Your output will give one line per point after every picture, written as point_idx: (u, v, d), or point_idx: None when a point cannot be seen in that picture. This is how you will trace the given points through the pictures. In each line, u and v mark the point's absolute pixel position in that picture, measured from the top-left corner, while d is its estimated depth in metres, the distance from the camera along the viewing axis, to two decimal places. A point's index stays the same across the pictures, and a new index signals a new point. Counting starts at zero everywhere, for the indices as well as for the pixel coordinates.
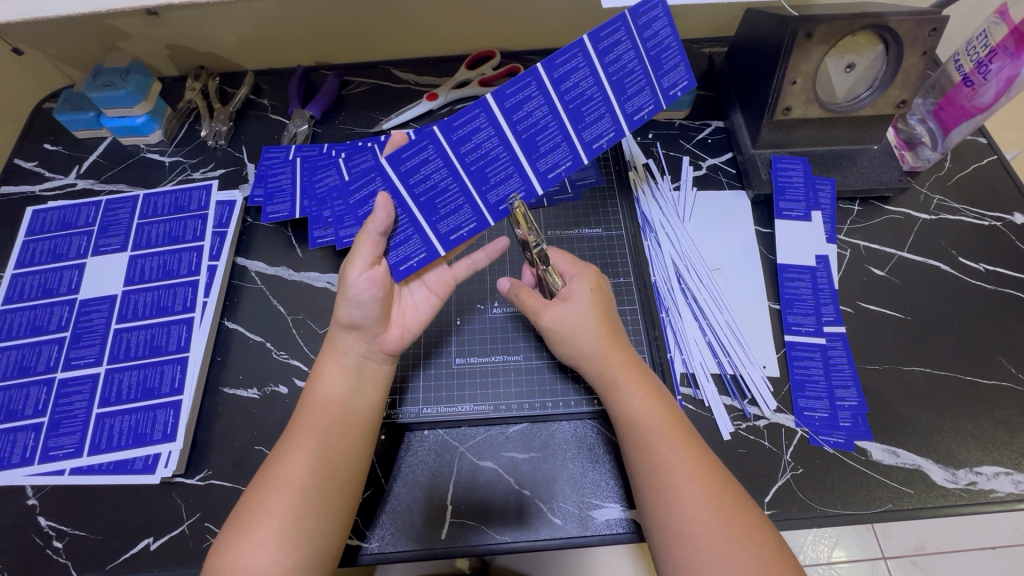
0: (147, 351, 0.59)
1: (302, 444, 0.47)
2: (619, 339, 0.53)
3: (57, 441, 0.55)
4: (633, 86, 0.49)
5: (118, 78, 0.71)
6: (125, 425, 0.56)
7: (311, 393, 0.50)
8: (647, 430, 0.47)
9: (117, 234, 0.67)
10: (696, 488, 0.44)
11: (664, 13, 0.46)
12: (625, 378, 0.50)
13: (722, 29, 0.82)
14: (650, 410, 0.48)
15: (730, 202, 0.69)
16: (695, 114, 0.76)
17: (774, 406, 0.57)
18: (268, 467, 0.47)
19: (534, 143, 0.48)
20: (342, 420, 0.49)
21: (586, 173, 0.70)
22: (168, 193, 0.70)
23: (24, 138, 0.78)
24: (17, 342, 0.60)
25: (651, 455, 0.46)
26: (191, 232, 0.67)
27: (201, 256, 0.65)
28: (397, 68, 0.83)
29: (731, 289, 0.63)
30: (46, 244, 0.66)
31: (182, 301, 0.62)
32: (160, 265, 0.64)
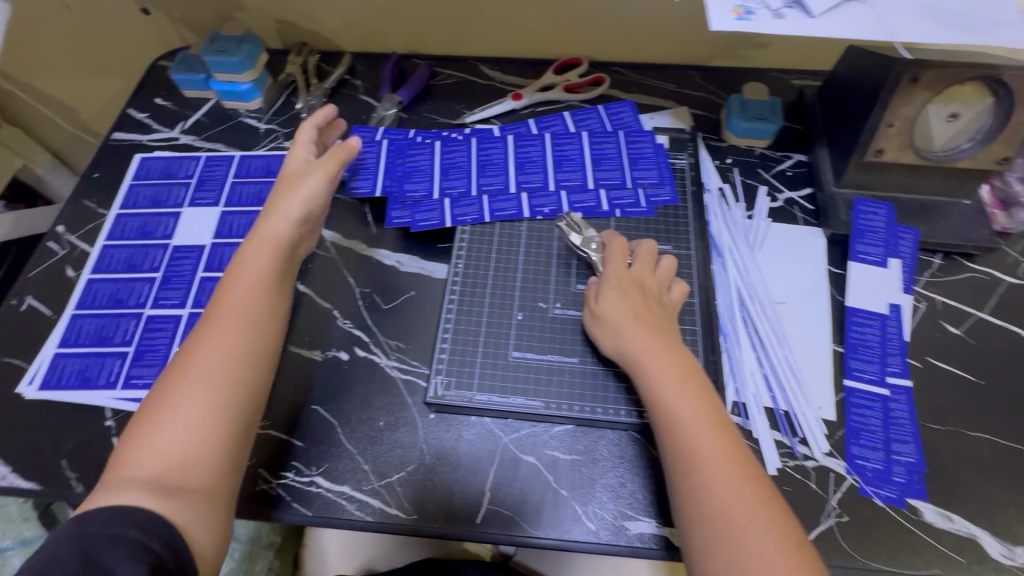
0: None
1: (209, 341, 0.49)
2: (656, 327, 0.53)
3: (138, 370, 0.60)
4: (608, 165, 0.67)
5: (232, 45, 0.76)
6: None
7: (225, 284, 0.52)
8: (681, 419, 0.48)
9: (212, 189, 0.71)
10: (727, 472, 0.44)
11: (630, 110, 0.72)
12: (661, 368, 0.50)
13: (814, 63, 0.81)
14: (683, 396, 0.49)
15: (805, 236, 0.68)
16: (777, 145, 0.76)
17: (826, 449, 0.56)
18: (185, 355, 0.49)
19: (486, 165, 0.68)
20: (243, 315, 0.50)
21: (660, 190, 0.66)
22: (261, 157, 0.74)
23: (138, 90, 0.85)
24: (114, 276, 0.66)
25: (682, 439, 0.47)
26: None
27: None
28: (486, 64, 0.85)
29: (794, 324, 0.62)
30: (148, 190, 0.72)
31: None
32: (247, 223, 0.69)
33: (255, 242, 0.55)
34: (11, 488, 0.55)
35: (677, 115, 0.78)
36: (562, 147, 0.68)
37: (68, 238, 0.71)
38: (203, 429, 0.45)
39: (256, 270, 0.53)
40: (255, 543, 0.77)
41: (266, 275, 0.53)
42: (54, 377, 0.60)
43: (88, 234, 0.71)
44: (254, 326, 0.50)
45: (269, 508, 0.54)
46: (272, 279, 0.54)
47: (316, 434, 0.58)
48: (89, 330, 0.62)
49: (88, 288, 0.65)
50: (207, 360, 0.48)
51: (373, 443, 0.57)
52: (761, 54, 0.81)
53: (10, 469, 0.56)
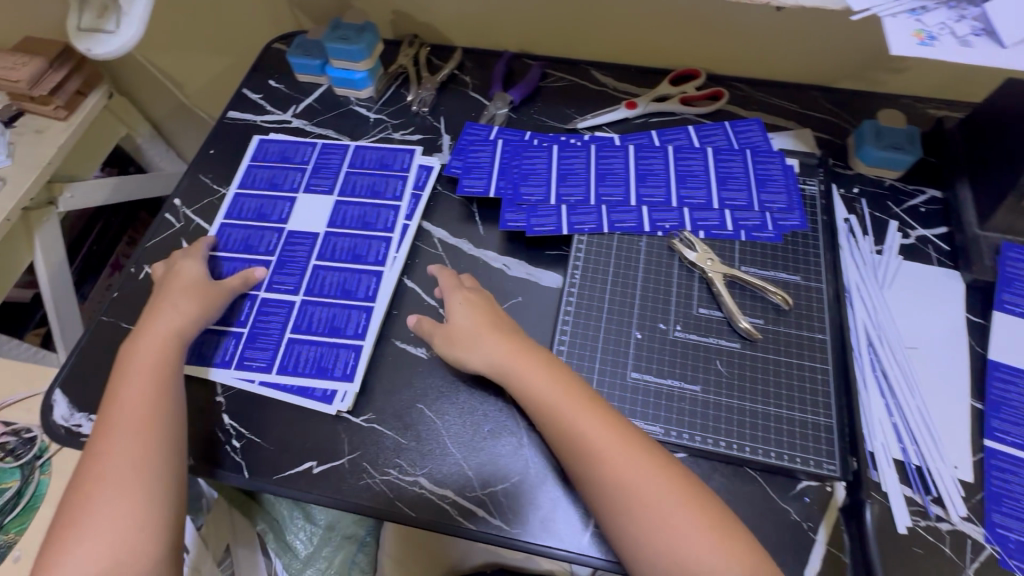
0: (337, 292, 0.64)
1: (112, 439, 0.50)
2: (483, 318, 0.58)
3: (251, 352, 0.61)
4: (734, 185, 0.65)
5: (353, 34, 0.77)
6: (310, 354, 0.60)
7: (123, 385, 0.53)
8: (543, 407, 0.52)
9: (327, 177, 0.72)
10: (643, 477, 0.47)
11: (759, 129, 0.70)
12: (570, 405, 0.51)
13: (954, 92, 0.75)
14: (547, 387, 0.52)
15: (941, 279, 0.63)
16: (910, 177, 0.71)
17: (963, 513, 0.51)
18: (93, 464, 0.49)
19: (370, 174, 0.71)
20: (144, 407, 0.52)
21: (789, 214, 0.64)
22: (375, 148, 0.74)
23: (254, 70, 0.86)
24: (231, 255, 0.67)
25: (589, 443, 0.49)
26: (390, 190, 0.71)
27: (400, 215, 0.69)
28: (598, 69, 0.83)
29: (928, 373, 0.58)
30: (264, 172, 0.73)
31: (377, 254, 0.66)
32: (360, 215, 0.69)
33: (140, 338, 0.56)
34: None
35: (800, 137, 0.74)
36: (688, 164, 0.67)
37: (184, 211, 0.73)
38: (134, 525, 0.47)
39: (149, 361, 0.55)
40: (340, 533, 0.77)
41: (166, 363, 0.55)
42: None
43: (202, 210, 0.73)
44: (157, 409, 0.52)
45: (374, 502, 0.54)
46: (172, 364, 0.55)
47: (421, 435, 0.57)
48: None
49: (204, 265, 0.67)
50: (121, 452, 0.49)
51: (479, 450, 0.56)
52: (897, 78, 0.76)
53: None
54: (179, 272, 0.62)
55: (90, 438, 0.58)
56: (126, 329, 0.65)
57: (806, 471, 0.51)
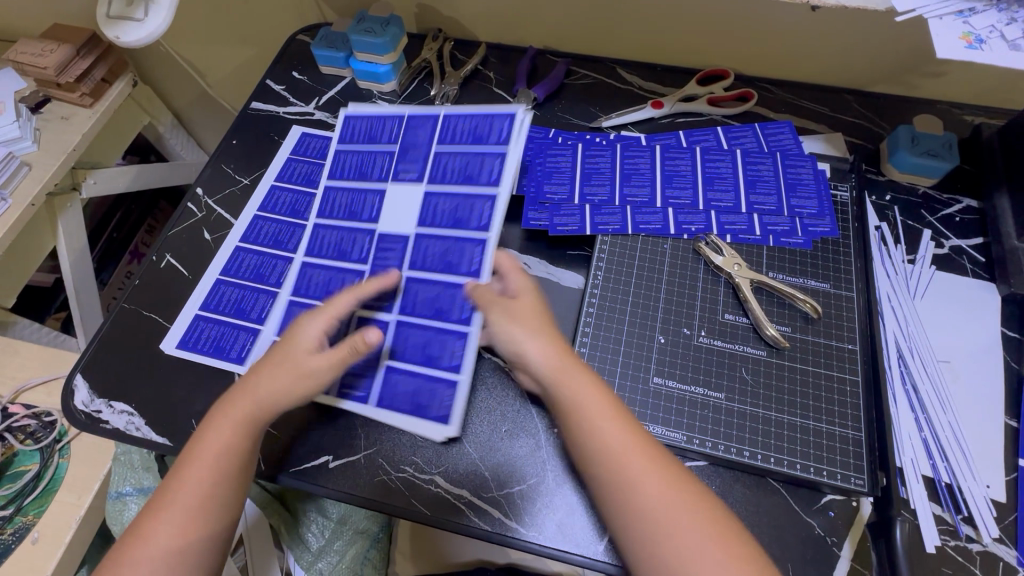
0: (430, 312, 0.58)
1: (164, 517, 0.47)
2: (533, 318, 0.52)
3: (347, 378, 0.57)
4: (763, 188, 0.64)
5: (379, 27, 0.76)
6: (410, 389, 0.56)
7: (196, 458, 0.49)
8: (585, 420, 0.47)
9: (415, 161, 0.65)
10: (668, 504, 0.43)
11: (789, 132, 0.68)
12: (608, 428, 0.47)
13: (992, 98, 0.73)
14: (588, 400, 0.48)
15: (977, 292, 0.62)
16: (944, 186, 0.69)
17: (996, 534, 0.50)
18: (141, 533, 0.47)
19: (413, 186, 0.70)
20: (201, 498, 0.48)
21: (819, 220, 0.62)
22: (469, 115, 0.65)
23: (277, 61, 0.86)
24: (326, 262, 0.64)
25: (615, 463, 0.46)
26: (486, 175, 0.61)
27: (495, 210, 0.60)
28: (624, 67, 0.82)
29: (961, 388, 0.56)
30: (354, 159, 0.68)
31: (470, 262, 0.58)
32: (452, 210, 0.61)
33: (226, 406, 0.51)
34: (145, 439, 0.57)
35: (831, 142, 0.71)
36: (716, 166, 0.66)
37: (206, 201, 0.74)
38: None
39: (222, 441, 0.50)
40: (351, 528, 0.76)
41: (236, 454, 0.50)
42: (208, 341, 0.62)
43: (225, 200, 0.73)
44: (209, 501, 0.48)
45: (390, 500, 0.54)
46: (242, 452, 0.50)
47: (437, 434, 0.56)
48: (230, 299, 0.64)
49: (234, 256, 0.67)
50: (163, 537, 0.47)
51: (495, 450, 0.56)
52: (933, 83, 0.74)
53: (146, 420, 0.58)
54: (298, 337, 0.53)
55: (109, 425, 0.58)
56: (146, 316, 0.65)
57: (833, 485, 0.50)
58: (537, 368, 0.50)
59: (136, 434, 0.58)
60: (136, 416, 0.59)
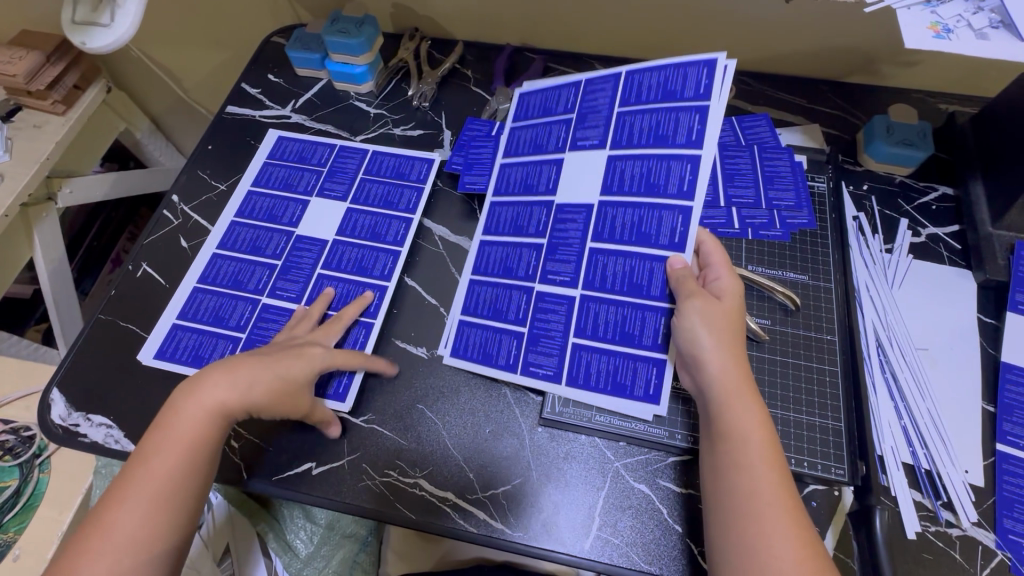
0: (625, 286, 0.55)
1: (126, 508, 0.45)
2: (730, 329, 0.49)
3: (536, 358, 0.56)
4: (742, 181, 0.64)
5: (353, 27, 0.75)
6: (604, 366, 0.54)
7: (167, 445, 0.47)
8: (734, 440, 0.45)
9: (531, 147, 0.65)
10: (780, 516, 0.41)
11: (767, 125, 0.68)
12: (758, 451, 0.44)
13: (965, 87, 0.74)
14: (742, 415, 0.45)
15: (953, 279, 0.62)
16: (921, 174, 0.69)
17: (975, 518, 0.50)
18: (99, 525, 0.44)
19: (390, 194, 0.70)
20: (169, 487, 0.46)
21: (798, 211, 0.63)
22: (539, 91, 0.68)
23: (252, 64, 0.85)
24: (492, 278, 0.61)
25: (752, 483, 0.43)
26: (684, 133, 0.55)
27: (699, 174, 0.54)
28: (602, 63, 0.81)
29: (940, 376, 0.57)
30: (529, 134, 0.66)
31: (624, 228, 0.56)
32: (643, 173, 0.56)
33: (197, 391, 0.49)
34: (124, 452, 0.57)
35: (809, 133, 0.71)
36: None
37: (182, 207, 0.73)
38: None
39: (194, 428, 0.48)
40: (339, 533, 0.76)
41: (207, 441, 0.48)
42: (461, 345, 0.59)
43: (202, 206, 0.72)
44: (179, 490, 0.46)
45: (374, 505, 0.54)
46: (214, 440, 0.48)
47: (421, 437, 0.56)
48: (207, 308, 0.64)
49: (211, 263, 0.67)
50: (125, 528, 0.44)
51: (479, 451, 0.55)
52: (908, 72, 0.74)
53: (125, 433, 0.58)
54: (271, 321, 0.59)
55: (86, 438, 0.57)
56: (123, 327, 0.64)
57: (814, 475, 0.50)
58: (710, 377, 0.47)
59: (114, 446, 0.57)
60: (114, 428, 0.58)
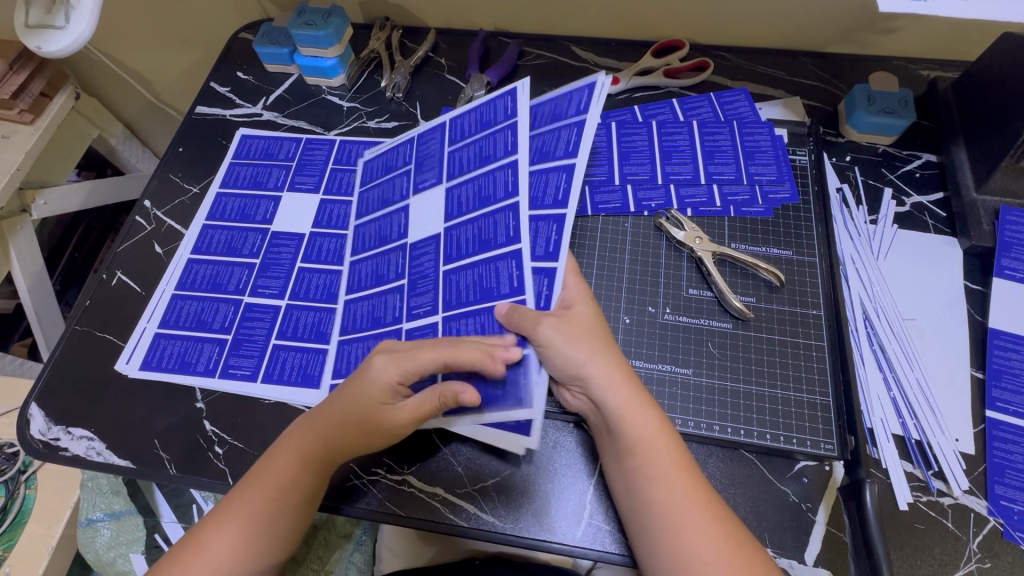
0: (477, 295, 0.53)
1: (216, 538, 0.48)
2: (589, 333, 0.49)
3: None
4: (722, 158, 0.63)
5: (320, 19, 0.73)
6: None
7: (252, 486, 0.48)
8: (641, 451, 0.46)
9: (433, 167, 0.62)
10: (700, 517, 0.44)
11: (746, 99, 0.67)
12: (663, 460, 0.46)
13: (945, 53, 0.73)
14: (641, 426, 0.47)
15: (939, 247, 0.61)
16: (904, 143, 0.68)
17: (966, 486, 0.50)
18: (192, 551, 0.48)
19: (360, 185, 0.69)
20: (258, 519, 0.48)
21: (780, 186, 0.62)
22: (473, 111, 0.62)
23: (220, 62, 0.83)
24: (366, 292, 0.59)
25: (670, 495, 0.44)
26: (563, 146, 0.55)
27: (574, 180, 0.54)
28: (578, 45, 0.80)
29: (926, 345, 0.56)
30: (379, 161, 0.68)
31: (505, 231, 0.54)
32: (524, 192, 0.55)
33: (293, 439, 0.49)
34: (108, 464, 0.56)
35: (790, 106, 0.70)
36: (672, 139, 0.65)
37: (155, 213, 0.71)
38: None
39: (283, 473, 0.48)
40: (334, 533, 0.77)
41: (296, 487, 0.48)
42: (341, 365, 0.57)
43: (174, 211, 0.71)
44: (268, 523, 0.48)
45: (363, 503, 0.53)
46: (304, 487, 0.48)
47: (406, 433, 0.55)
48: (188, 313, 0.62)
49: (188, 268, 0.65)
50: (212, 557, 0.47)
51: (464, 443, 0.55)
52: (888, 40, 0.73)
53: (108, 445, 0.57)
54: (365, 376, 0.49)
55: (68, 452, 0.56)
56: (100, 337, 0.63)
57: (804, 451, 0.50)
58: (602, 394, 0.47)
59: (97, 459, 0.56)
60: (97, 440, 0.57)
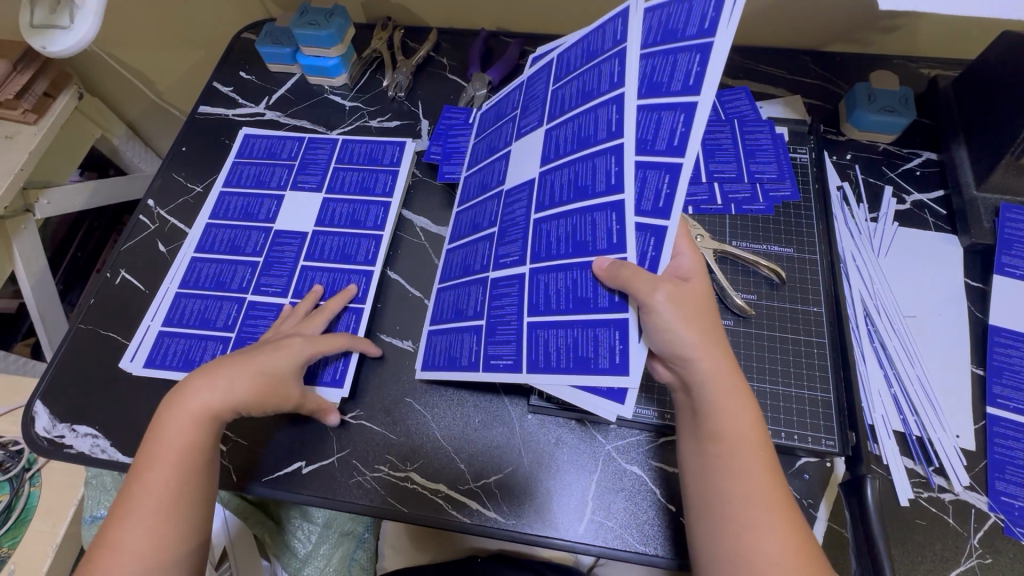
0: (570, 247, 0.50)
1: (131, 521, 0.45)
2: (699, 313, 0.46)
3: (496, 349, 0.52)
4: (723, 156, 0.63)
5: (322, 19, 0.73)
6: (563, 342, 0.49)
7: (159, 454, 0.47)
8: (727, 441, 0.44)
9: (536, 109, 0.59)
10: (773, 517, 0.41)
11: (747, 97, 0.67)
12: (750, 456, 0.44)
13: (945, 52, 0.73)
14: (735, 419, 0.45)
15: (939, 245, 0.62)
16: (904, 141, 0.68)
17: (967, 482, 0.50)
18: (106, 544, 0.45)
19: (365, 185, 0.69)
20: (171, 490, 0.46)
21: (781, 183, 0.62)
22: (579, 42, 0.57)
23: (223, 62, 0.83)
24: None
25: (746, 489, 0.43)
26: (682, 78, 0.47)
27: (694, 124, 0.46)
28: None
29: (928, 342, 0.56)
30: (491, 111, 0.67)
31: (605, 178, 0.49)
32: (572, 177, 0.52)
33: (181, 398, 0.49)
34: (113, 461, 0.56)
35: (790, 105, 0.70)
36: None
37: (159, 212, 0.71)
38: None
39: (180, 436, 0.48)
40: (337, 530, 0.75)
41: (196, 446, 0.48)
42: (431, 356, 0.57)
43: (178, 210, 0.71)
44: (185, 487, 0.47)
45: (365, 499, 0.53)
46: (204, 445, 0.48)
47: (410, 430, 0.56)
48: (192, 311, 0.63)
49: (191, 268, 0.66)
50: (134, 542, 0.44)
51: (465, 440, 0.55)
52: (887, 39, 0.73)
53: (111, 442, 0.57)
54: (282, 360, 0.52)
55: (73, 449, 0.57)
56: (103, 335, 0.63)
57: (805, 448, 0.50)
58: (704, 381, 0.45)
59: (102, 456, 0.56)
60: (100, 437, 0.57)
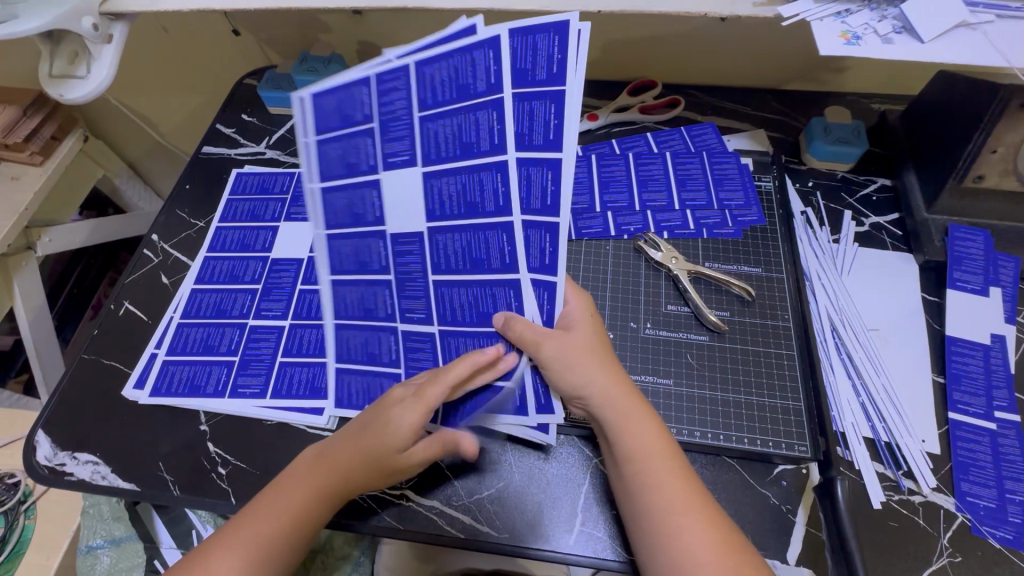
0: (474, 317, 0.53)
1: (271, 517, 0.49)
2: (592, 353, 0.52)
3: None
4: (695, 185, 0.69)
5: (321, 65, 0.79)
6: (483, 389, 0.56)
7: (318, 463, 0.51)
8: (638, 459, 0.48)
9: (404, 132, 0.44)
10: (692, 516, 0.45)
11: (712, 131, 0.74)
12: (660, 466, 0.47)
13: (894, 89, 0.80)
14: (638, 434, 0.49)
15: (897, 263, 0.67)
16: (860, 169, 0.74)
17: (933, 484, 0.53)
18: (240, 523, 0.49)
19: None
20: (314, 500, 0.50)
21: (747, 209, 0.68)
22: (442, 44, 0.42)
23: (225, 106, 0.88)
24: None
25: (660, 495, 0.46)
26: (543, 131, 0.44)
27: (561, 183, 0.46)
28: None
29: (891, 353, 0.60)
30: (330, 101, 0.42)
31: (500, 256, 0.50)
32: (465, 249, 0.50)
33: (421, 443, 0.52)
34: (113, 487, 0.57)
35: (755, 138, 0.76)
36: (649, 169, 0.71)
37: (162, 246, 0.75)
38: None
39: (346, 461, 0.51)
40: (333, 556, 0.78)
41: (313, 522, 0.50)
42: (348, 397, 0.58)
43: (180, 244, 0.75)
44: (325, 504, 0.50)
45: (362, 517, 0.55)
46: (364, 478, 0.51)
47: None
48: (195, 339, 0.65)
49: (191, 298, 0.68)
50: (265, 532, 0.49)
51: (460, 458, 0.57)
52: (841, 77, 0.80)
53: (113, 468, 0.58)
54: (389, 424, 0.50)
55: (74, 476, 0.58)
56: (107, 364, 0.65)
57: (780, 454, 0.53)
58: (602, 405, 0.50)
59: (103, 482, 0.57)
60: (101, 464, 0.59)
